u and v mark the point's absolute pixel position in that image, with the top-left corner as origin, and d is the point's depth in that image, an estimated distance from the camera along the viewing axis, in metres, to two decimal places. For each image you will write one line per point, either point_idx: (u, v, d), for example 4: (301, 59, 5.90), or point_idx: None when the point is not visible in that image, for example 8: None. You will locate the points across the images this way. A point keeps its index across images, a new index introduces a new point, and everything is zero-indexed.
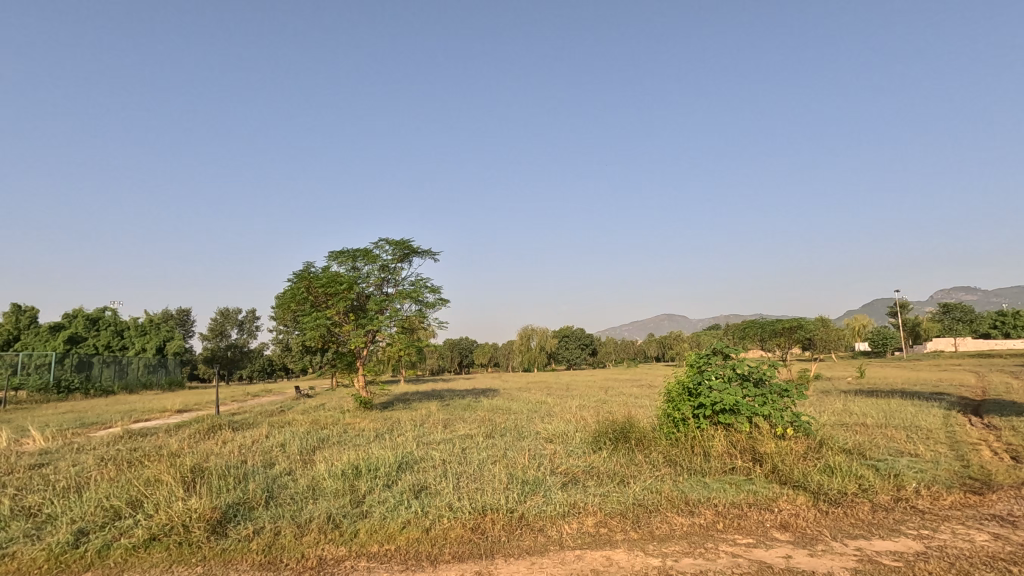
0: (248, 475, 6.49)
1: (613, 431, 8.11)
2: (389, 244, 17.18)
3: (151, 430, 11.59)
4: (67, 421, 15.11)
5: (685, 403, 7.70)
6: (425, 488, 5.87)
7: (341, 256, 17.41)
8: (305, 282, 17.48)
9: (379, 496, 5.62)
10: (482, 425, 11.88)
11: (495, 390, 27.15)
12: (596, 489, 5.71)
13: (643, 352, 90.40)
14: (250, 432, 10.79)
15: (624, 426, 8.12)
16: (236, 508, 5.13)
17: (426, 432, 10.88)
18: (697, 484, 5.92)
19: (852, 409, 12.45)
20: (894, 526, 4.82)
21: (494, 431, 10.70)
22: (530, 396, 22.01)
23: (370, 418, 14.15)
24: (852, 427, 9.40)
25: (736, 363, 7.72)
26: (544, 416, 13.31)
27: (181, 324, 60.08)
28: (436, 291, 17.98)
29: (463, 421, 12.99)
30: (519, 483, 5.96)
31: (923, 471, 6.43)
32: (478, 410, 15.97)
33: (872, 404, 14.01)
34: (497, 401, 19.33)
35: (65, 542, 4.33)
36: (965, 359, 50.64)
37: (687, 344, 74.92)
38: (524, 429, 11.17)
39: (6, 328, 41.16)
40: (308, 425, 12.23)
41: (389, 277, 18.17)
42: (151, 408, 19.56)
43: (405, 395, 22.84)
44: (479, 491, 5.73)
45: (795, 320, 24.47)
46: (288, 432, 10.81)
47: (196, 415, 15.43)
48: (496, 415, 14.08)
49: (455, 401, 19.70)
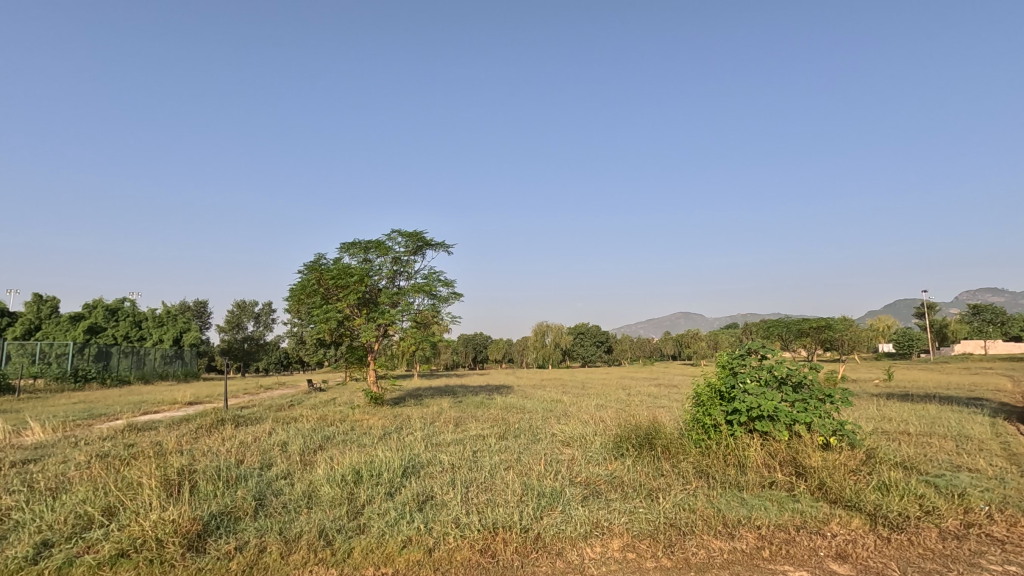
0: (240, 479, 5.99)
1: (636, 437, 7.49)
2: (402, 236, 16.65)
3: (156, 423, 11.26)
4: (76, 412, 14.92)
5: (716, 408, 7.02)
6: (430, 499, 5.31)
7: (352, 248, 16.93)
8: (315, 274, 17.08)
9: (380, 507, 5.07)
10: (494, 425, 11.35)
11: (509, 388, 26.68)
12: (621, 506, 5.08)
13: (660, 351, 89.08)
14: (253, 428, 10.37)
15: (648, 432, 7.49)
16: (220, 519, 4.61)
17: (435, 431, 10.37)
18: (734, 502, 5.26)
19: (893, 415, 11.63)
20: (972, 559, 4.13)
21: (508, 433, 10.14)
22: (545, 394, 21.43)
23: (380, 415, 13.71)
24: (896, 435, 8.63)
25: (773, 365, 7.01)
26: (559, 416, 12.74)
27: (198, 316, 60.57)
28: (449, 285, 17.44)
29: (476, 420, 12.46)
30: (533, 495, 5.36)
31: (989, 491, 5.70)
32: (492, 408, 15.42)
33: (911, 410, 13.13)
34: (511, 399, 18.76)
35: (22, 557, 3.83)
36: (996, 363, 48.77)
37: (705, 343, 73.63)
38: (538, 430, 10.62)
39: (28, 318, 41.74)
40: (315, 422, 11.80)
41: (401, 270, 17.69)
42: (163, 399, 19.43)
43: (417, 391, 22.46)
44: (490, 503, 5.15)
45: (822, 320, 23.47)
46: (293, 429, 10.38)
47: (204, 408, 15.13)
48: (511, 414, 13.55)
49: (468, 398, 19.19)
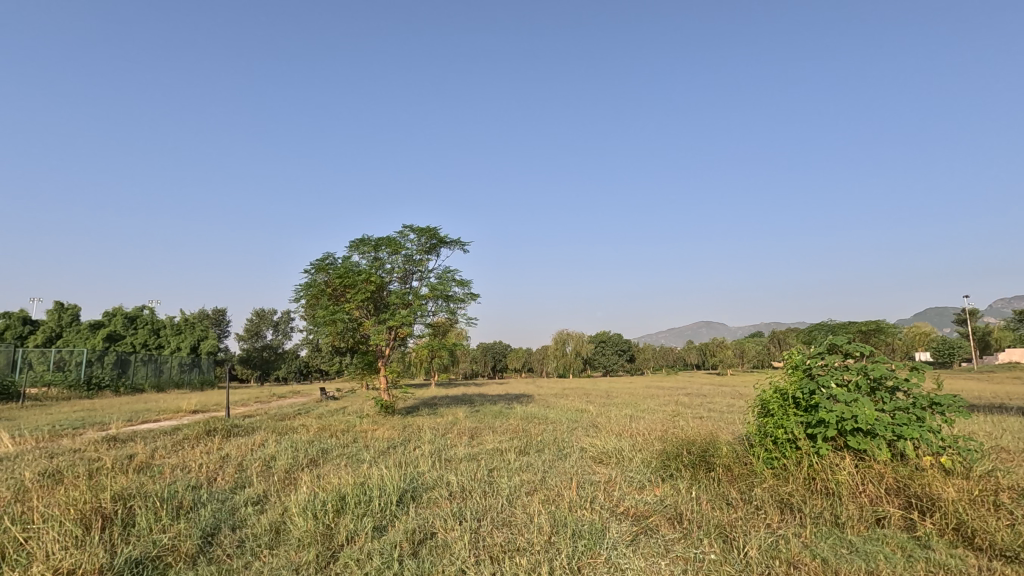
0: (197, 506, 4.77)
1: (687, 456, 6.12)
2: (414, 232, 15.53)
3: (141, 434, 10.21)
4: (69, 421, 14.01)
5: (793, 419, 5.56)
6: (429, 540, 4.00)
7: (361, 245, 15.86)
8: (322, 274, 16.06)
9: (362, 550, 3.80)
10: (514, 438, 10.04)
11: (530, 397, 25.28)
12: (687, 554, 3.73)
13: (683, 360, 86.36)
14: (244, 439, 9.26)
15: (703, 450, 6.11)
16: (141, 569, 3.38)
17: (447, 445, 9.10)
18: (843, 551, 3.87)
19: (979, 426, 9.97)
20: None
21: (529, 447, 8.83)
22: (568, 403, 20.03)
23: (388, 425, 12.48)
24: (1005, 454, 7.04)
25: (864, 365, 5.52)
26: (587, 428, 11.36)
27: (216, 324, 60.38)
28: (463, 285, 16.24)
29: (493, 432, 11.16)
30: (566, 535, 4.02)
31: None
32: (511, 419, 14.05)
33: (993, 422, 11.40)
34: (532, 409, 17.40)
35: None
36: None
37: (731, 351, 71.23)
38: (565, 444, 9.26)
39: (49, 325, 41.73)
40: (314, 433, 10.64)
41: (413, 269, 16.54)
42: (167, 407, 18.49)
43: (433, 399, 21.24)
44: (508, 548, 3.82)
45: (869, 323, 21.64)
46: (287, 441, 9.22)
47: (204, 417, 14.06)
48: (532, 425, 12.24)
49: (485, 408, 17.90)
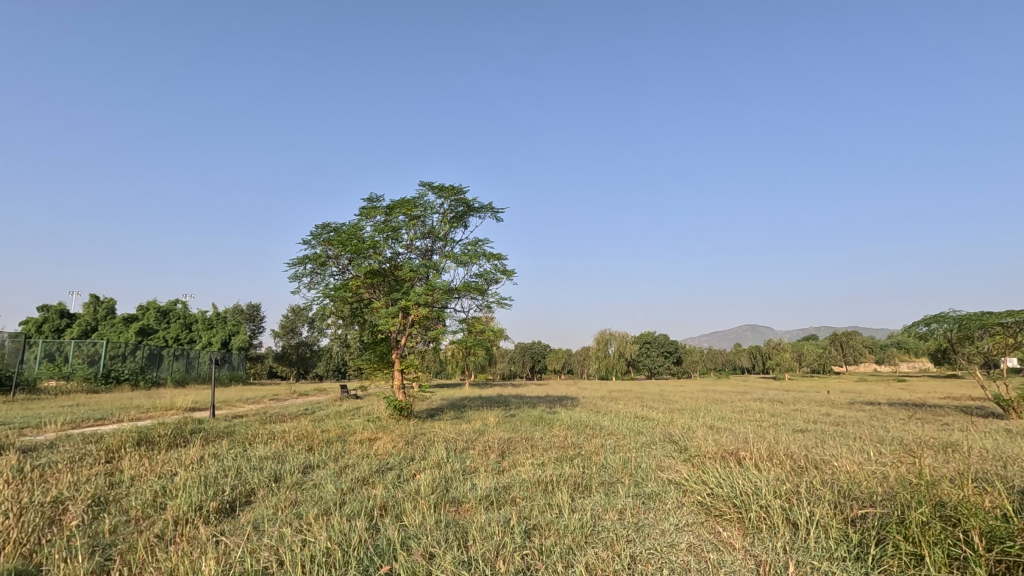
0: None
1: (962, 545, 2.77)
2: (436, 191, 12.52)
3: (56, 441, 7.45)
4: (24, 418, 11.61)
5: None
6: None
7: (371, 209, 12.97)
8: (325, 245, 13.28)
9: None
10: (564, 461, 6.76)
11: (574, 400, 21.87)
12: None
13: (734, 364, 80.57)
14: (173, 455, 6.35)
15: (1010, 536, 2.70)
16: None
17: (464, 471, 5.96)
18: None
19: None
20: None
21: (590, 479, 5.56)
22: (622, 408, 16.64)
23: (395, 434, 9.45)
24: None
25: None
26: (666, 446, 7.95)
27: (250, 320, 59.26)
28: (495, 257, 13.12)
29: (534, 447, 7.98)
30: None
31: None
32: (556, 428, 10.82)
33: None
34: (579, 415, 14.06)
35: None
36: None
37: (790, 355, 65.33)
38: (644, 473, 5.96)
39: (85, 318, 40.89)
40: (285, 445, 7.65)
41: (435, 241, 13.56)
42: (158, 405, 16.08)
43: (462, 402, 18.09)
44: None
45: None
46: (230, 457, 6.27)
47: (176, 418, 11.35)
48: (585, 439, 8.93)
49: (522, 412, 14.61)
